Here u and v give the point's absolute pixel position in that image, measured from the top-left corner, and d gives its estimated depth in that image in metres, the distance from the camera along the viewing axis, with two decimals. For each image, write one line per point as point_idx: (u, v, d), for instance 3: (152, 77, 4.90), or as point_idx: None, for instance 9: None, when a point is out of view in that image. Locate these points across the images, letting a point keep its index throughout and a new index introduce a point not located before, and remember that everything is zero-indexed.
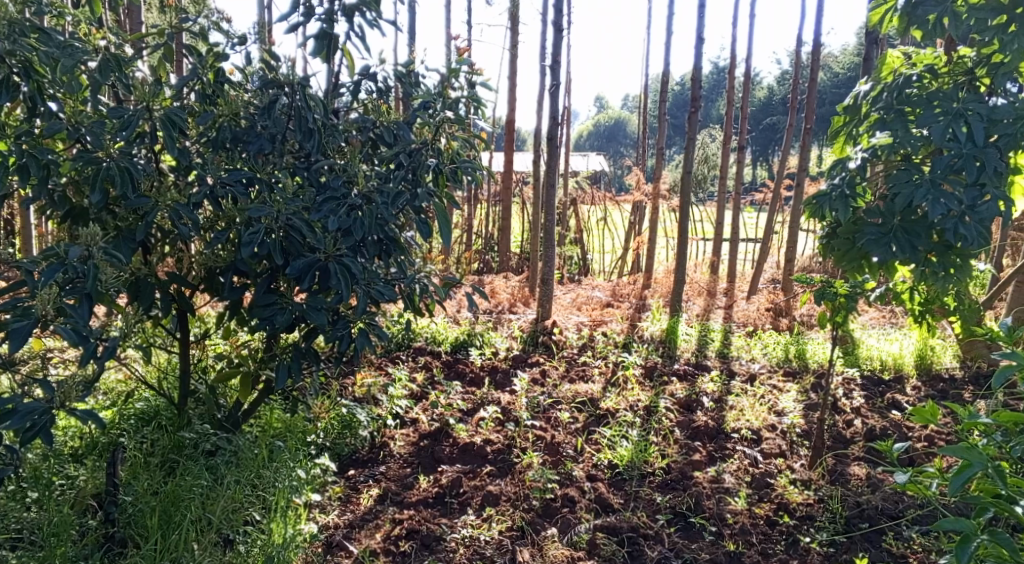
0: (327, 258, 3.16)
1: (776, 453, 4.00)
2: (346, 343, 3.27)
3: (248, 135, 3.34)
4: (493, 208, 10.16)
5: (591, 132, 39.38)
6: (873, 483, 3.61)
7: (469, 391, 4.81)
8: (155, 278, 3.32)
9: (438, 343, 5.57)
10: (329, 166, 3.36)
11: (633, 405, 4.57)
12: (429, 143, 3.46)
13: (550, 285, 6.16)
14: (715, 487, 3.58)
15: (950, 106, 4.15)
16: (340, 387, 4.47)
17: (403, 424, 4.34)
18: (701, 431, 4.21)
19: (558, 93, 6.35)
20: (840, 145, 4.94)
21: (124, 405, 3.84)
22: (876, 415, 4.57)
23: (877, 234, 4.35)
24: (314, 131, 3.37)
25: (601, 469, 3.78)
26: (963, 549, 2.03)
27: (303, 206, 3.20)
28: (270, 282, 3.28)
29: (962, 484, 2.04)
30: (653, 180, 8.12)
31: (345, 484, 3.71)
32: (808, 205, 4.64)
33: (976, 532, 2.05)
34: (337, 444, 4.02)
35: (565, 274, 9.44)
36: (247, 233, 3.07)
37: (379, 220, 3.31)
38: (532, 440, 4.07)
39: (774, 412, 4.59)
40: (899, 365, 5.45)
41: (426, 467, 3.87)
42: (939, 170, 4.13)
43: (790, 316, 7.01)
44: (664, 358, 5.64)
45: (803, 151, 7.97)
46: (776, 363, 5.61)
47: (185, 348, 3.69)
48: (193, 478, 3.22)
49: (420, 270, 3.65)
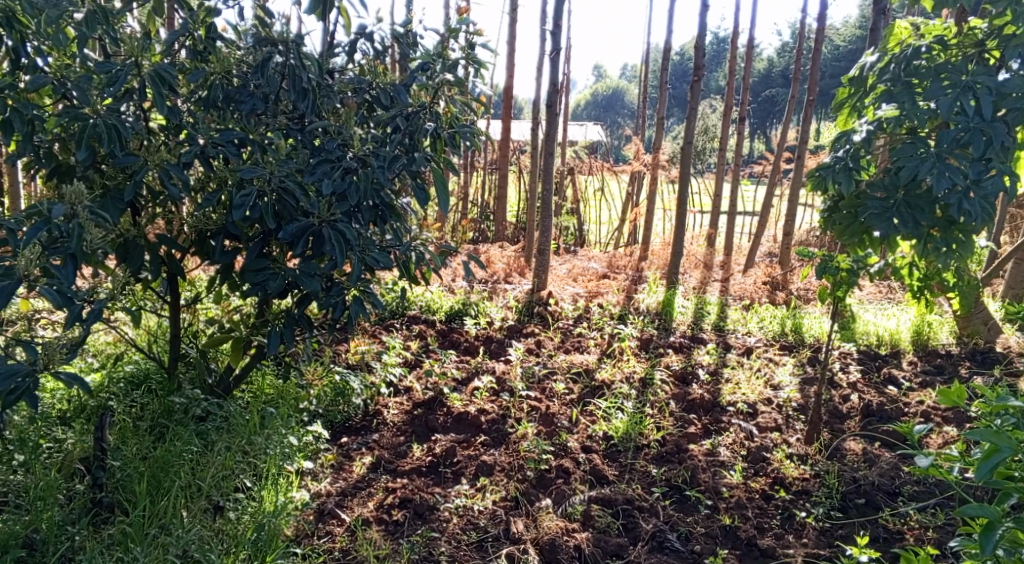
0: (320, 223, 3.08)
1: (773, 427, 3.97)
2: (340, 311, 3.20)
3: (240, 94, 3.25)
4: (490, 176, 10.04)
5: (588, 102, 39.01)
6: (869, 459, 3.59)
7: (464, 360, 4.77)
8: (145, 239, 3.24)
9: (433, 312, 5.51)
10: (324, 127, 3.27)
11: (629, 376, 4.53)
12: (427, 106, 3.36)
13: (547, 255, 6.10)
14: (711, 460, 3.56)
15: (959, 79, 4.08)
16: (333, 354, 4.41)
17: (397, 392, 4.30)
18: (697, 404, 4.19)
19: (558, 59, 6.22)
20: (844, 116, 4.86)
21: (114, 367, 3.78)
22: (872, 391, 4.55)
23: (879, 207, 4.29)
24: (308, 91, 3.28)
25: (596, 441, 3.75)
26: (988, 539, 1.87)
27: (297, 169, 3.12)
28: (263, 247, 3.20)
29: (989, 471, 1.88)
30: (652, 151, 8.00)
31: (338, 451, 3.67)
32: (811, 176, 4.57)
33: (1000, 519, 1.90)
34: (330, 412, 3.98)
35: (561, 244, 9.37)
36: (239, 195, 2.99)
37: (375, 185, 3.23)
38: (527, 410, 4.03)
39: (770, 386, 4.57)
40: (895, 340, 5.43)
41: (420, 436, 3.84)
42: (944, 143, 4.08)
43: (787, 290, 6.97)
44: (660, 330, 5.60)
45: (805, 124, 7.86)
46: (772, 336, 5.58)
47: (176, 312, 3.62)
48: (182, 444, 3.18)
49: (416, 237, 3.57)
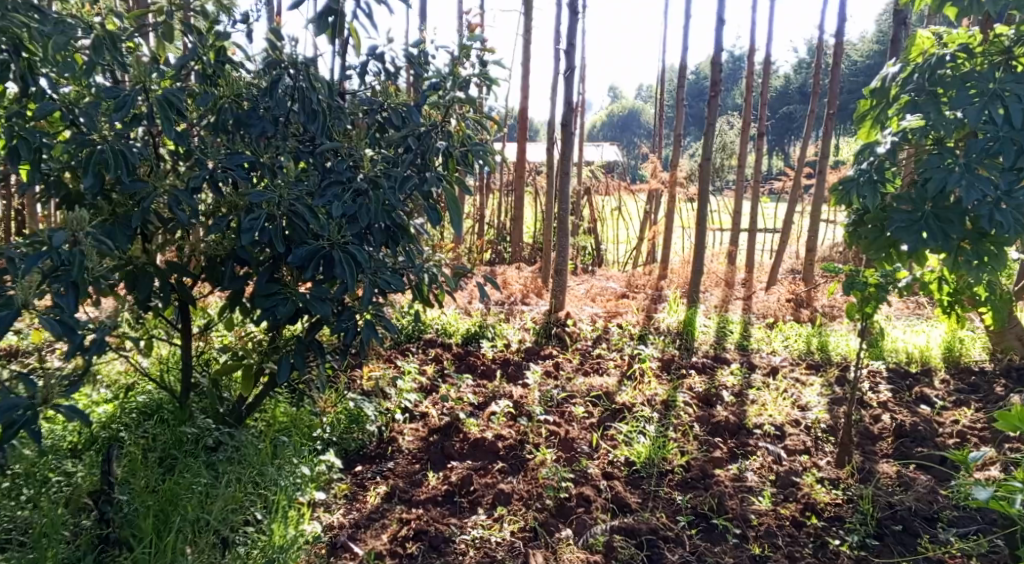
0: (331, 246, 3.00)
1: (801, 450, 3.83)
2: (352, 336, 3.12)
3: (250, 117, 3.19)
4: (506, 197, 9.99)
5: (604, 123, 39.04)
6: (905, 482, 3.42)
7: (481, 384, 4.67)
8: (154, 267, 3.19)
9: (450, 335, 5.43)
10: (334, 148, 3.22)
11: (651, 399, 4.41)
12: (439, 125, 3.30)
13: (564, 275, 6.00)
14: (738, 486, 3.42)
15: (986, 87, 3.97)
16: (348, 381, 4.33)
17: (412, 419, 4.21)
18: (722, 427, 4.05)
19: (573, 78, 6.17)
20: (866, 129, 4.76)
21: (126, 398, 3.72)
22: (904, 410, 4.39)
23: (906, 220, 4.16)
24: (319, 112, 3.24)
25: (618, 467, 3.62)
26: None
27: (307, 191, 3.07)
28: (273, 273, 3.14)
29: None
30: (670, 168, 7.90)
31: (352, 481, 3.58)
32: (834, 190, 4.46)
33: None
34: (344, 440, 3.89)
35: (579, 265, 9.27)
36: (247, 219, 2.93)
37: (387, 206, 3.16)
38: (546, 435, 3.92)
39: (797, 407, 4.42)
40: (925, 358, 5.26)
41: (436, 463, 3.74)
42: (974, 153, 3.97)
43: (811, 307, 6.82)
44: (681, 350, 5.48)
45: (825, 138, 7.72)
46: (797, 355, 5.43)
47: (187, 340, 3.56)
48: (192, 476, 3.12)
49: (429, 258, 3.49)
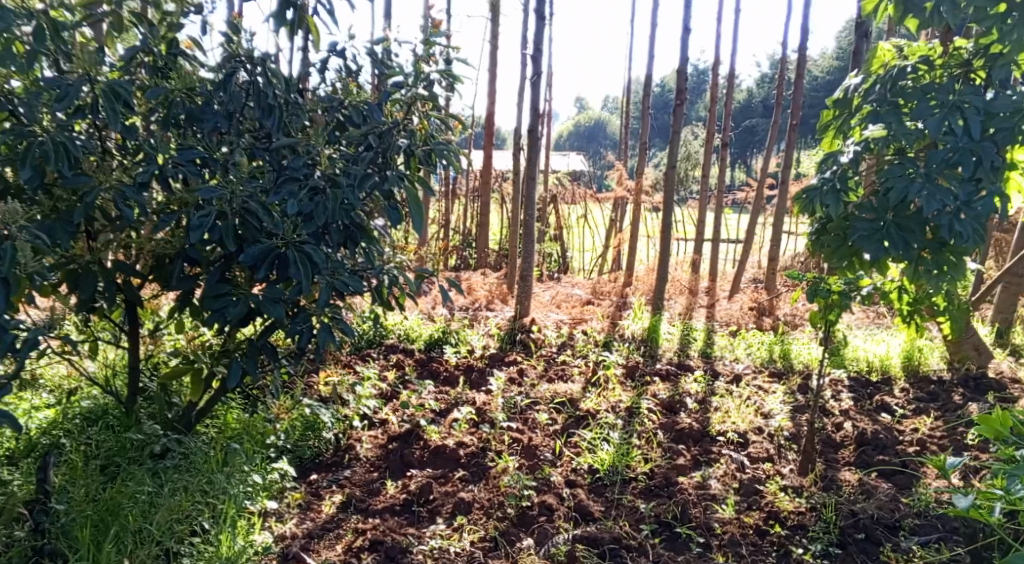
0: (284, 245, 2.91)
1: (764, 457, 3.81)
2: (307, 339, 3.02)
3: (203, 111, 3.08)
4: (471, 203, 9.92)
5: (571, 132, 39.22)
6: (866, 490, 3.42)
7: (443, 391, 4.57)
8: (99, 265, 3.06)
9: (412, 341, 5.32)
10: (290, 144, 3.12)
11: (614, 406, 4.36)
12: (400, 122, 3.22)
13: (529, 281, 5.94)
14: (702, 494, 3.38)
15: (946, 99, 4.02)
16: (305, 386, 4.21)
17: (371, 426, 4.10)
18: (685, 435, 4.01)
19: (539, 84, 6.12)
20: (829, 138, 4.77)
21: (69, 403, 3.56)
22: (865, 418, 4.41)
23: (867, 229, 4.19)
24: (274, 107, 3.13)
25: (581, 475, 3.56)
26: None
27: (261, 188, 2.96)
28: (224, 272, 3.03)
29: None
30: (635, 177, 7.89)
31: (306, 490, 3.47)
32: (797, 199, 4.48)
33: None
34: (299, 448, 3.77)
35: (544, 271, 9.23)
36: (197, 216, 2.82)
37: (345, 205, 3.07)
38: (508, 442, 3.85)
39: (761, 414, 4.41)
40: (886, 366, 5.31)
41: (394, 471, 3.64)
42: (934, 164, 3.97)
43: (774, 315, 6.86)
44: (645, 357, 5.45)
45: (788, 149, 7.79)
46: (760, 363, 5.44)
47: (135, 343, 3.43)
48: (136, 485, 2.98)
49: (390, 259, 3.40)
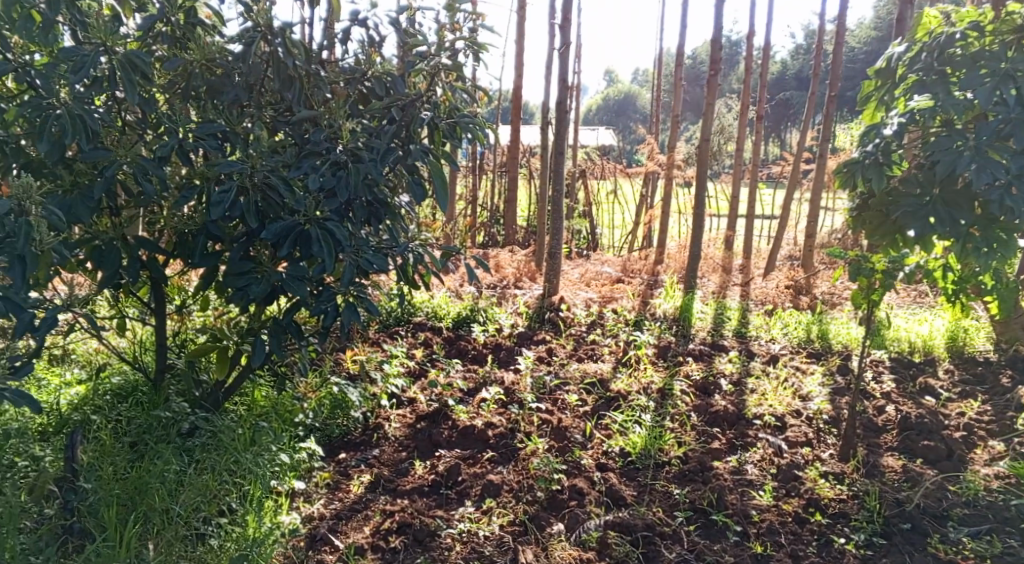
0: (307, 222, 2.83)
1: (803, 441, 3.69)
2: (331, 318, 2.94)
3: (224, 84, 3.02)
4: (500, 179, 9.79)
5: (600, 107, 38.73)
6: (911, 478, 3.29)
7: (471, 370, 4.50)
8: (122, 242, 3.02)
9: (440, 318, 5.25)
10: (312, 117, 3.04)
11: (646, 387, 4.25)
12: (423, 94, 3.11)
13: (558, 259, 5.82)
14: (738, 480, 3.27)
15: (998, 67, 3.81)
16: (331, 364, 4.16)
17: (399, 405, 4.04)
18: (720, 417, 3.90)
19: (568, 55, 5.96)
20: (870, 111, 4.61)
21: (98, 380, 3.55)
22: (908, 401, 4.25)
23: (915, 204, 4.03)
24: (295, 78, 3.06)
25: (612, 458, 3.46)
26: None
27: (282, 163, 2.89)
28: (248, 249, 2.96)
29: None
30: (667, 151, 7.67)
31: (335, 469, 3.41)
32: (838, 171, 4.25)
33: None
34: (327, 427, 3.72)
35: (574, 248, 9.10)
36: (217, 192, 2.75)
37: (369, 180, 2.98)
38: (538, 423, 3.76)
39: (798, 397, 4.27)
40: (929, 347, 5.12)
41: (423, 452, 3.58)
42: (984, 135, 3.78)
43: (810, 293, 6.67)
44: (677, 337, 5.32)
45: (827, 123, 7.53)
46: (796, 343, 5.28)
47: (160, 320, 3.39)
48: (163, 463, 2.95)
49: (415, 237, 3.31)
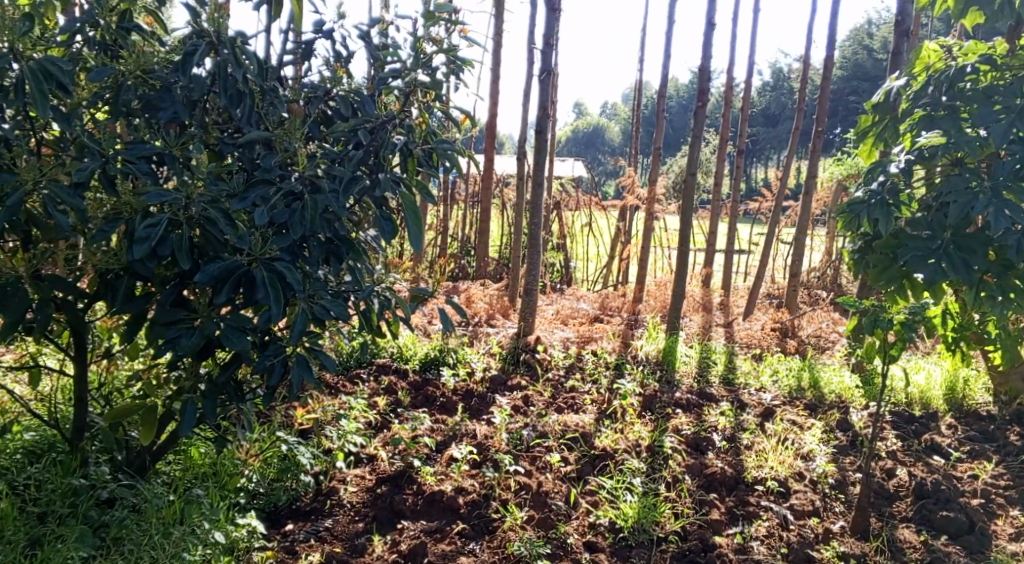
0: (252, 263, 2.39)
1: (810, 512, 3.33)
2: (278, 376, 2.47)
3: (162, 99, 2.59)
4: (471, 209, 9.37)
5: (571, 138, 38.73)
6: (936, 559, 3.01)
7: (440, 421, 4.06)
8: (31, 280, 2.54)
9: (406, 360, 4.80)
10: (264, 139, 2.60)
11: (635, 444, 3.83)
12: (396, 116, 2.70)
13: (534, 296, 5.41)
14: (745, 561, 2.93)
15: (1014, 103, 3.47)
16: (281, 418, 3.67)
17: (358, 463, 3.59)
18: (717, 481, 3.52)
19: (549, 82, 5.62)
20: (867, 148, 4.30)
21: (6, 436, 3.02)
22: (914, 461, 3.93)
23: (921, 250, 3.64)
24: (245, 94, 2.63)
25: (601, 533, 3.07)
26: None
27: (225, 193, 2.45)
28: (181, 293, 2.49)
29: None
30: (647, 184, 7.31)
31: (279, 546, 2.97)
32: (841, 213, 3.94)
33: None
34: (271, 493, 3.26)
35: (548, 282, 8.71)
36: (143, 226, 2.29)
37: (328, 214, 2.54)
38: (515, 489, 3.34)
39: (799, 456, 3.89)
40: (927, 398, 4.78)
41: (383, 523, 3.15)
42: (1001, 176, 3.45)
43: (796, 337, 6.37)
44: (662, 383, 4.94)
45: (813, 159, 7.28)
46: (788, 392, 4.94)
47: (81, 370, 2.90)
48: (70, 551, 2.48)
49: (381, 278, 2.88)
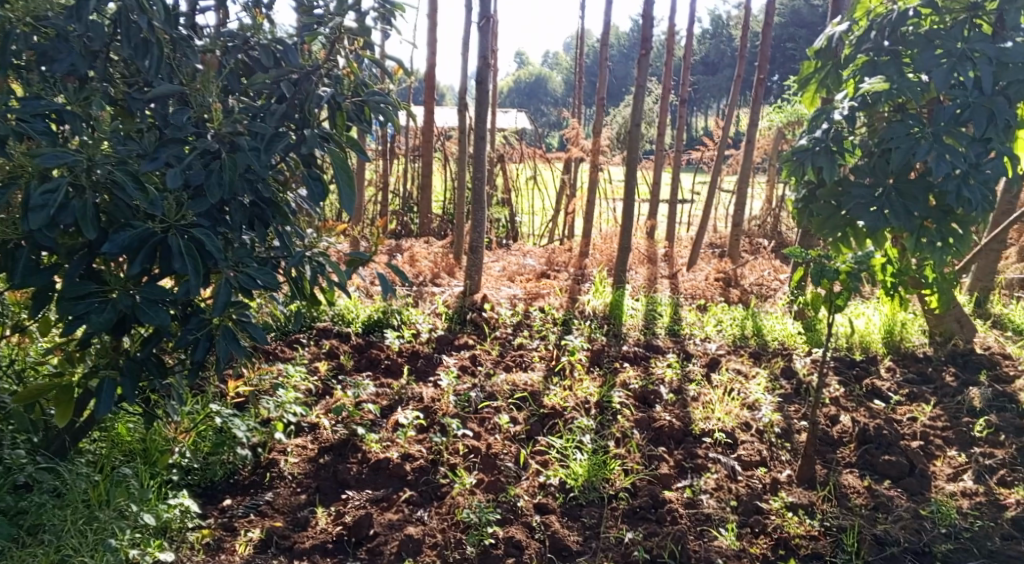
0: (166, 230, 2.21)
1: (758, 462, 3.35)
2: (203, 352, 2.35)
3: (57, 49, 2.35)
4: (412, 163, 9.12)
5: (512, 89, 38.21)
6: (882, 504, 3.05)
7: (384, 384, 3.94)
8: None
9: (348, 323, 4.65)
10: (176, 93, 2.39)
11: (583, 401, 3.78)
12: (322, 67, 2.52)
13: (479, 253, 5.28)
14: (695, 516, 2.93)
15: (954, 47, 3.42)
16: (216, 388, 3.50)
17: (300, 432, 3.46)
18: (665, 435, 3.51)
19: (488, 30, 5.41)
20: (810, 95, 4.26)
21: None
22: (857, 406, 3.99)
23: (865, 197, 3.65)
24: (151, 43, 2.41)
25: (551, 494, 3.03)
26: None
27: (134, 153, 2.25)
28: (90, 264, 2.30)
29: None
30: (592, 135, 7.17)
31: (217, 523, 2.86)
32: (786, 161, 3.90)
33: None
34: (208, 467, 3.10)
35: (493, 238, 8.58)
36: (39, 191, 2.08)
37: (251, 175, 2.36)
38: (464, 453, 3.27)
39: (745, 406, 3.90)
40: (865, 343, 4.84)
41: (326, 494, 3.05)
42: (942, 121, 3.43)
43: (739, 287, 6.41)
44: (609, 337, 4.90)
45: (755, 107, 7.25)
46: (732, 341, 4.95)
47: None
48: None
49: (313, 241, 2.72)
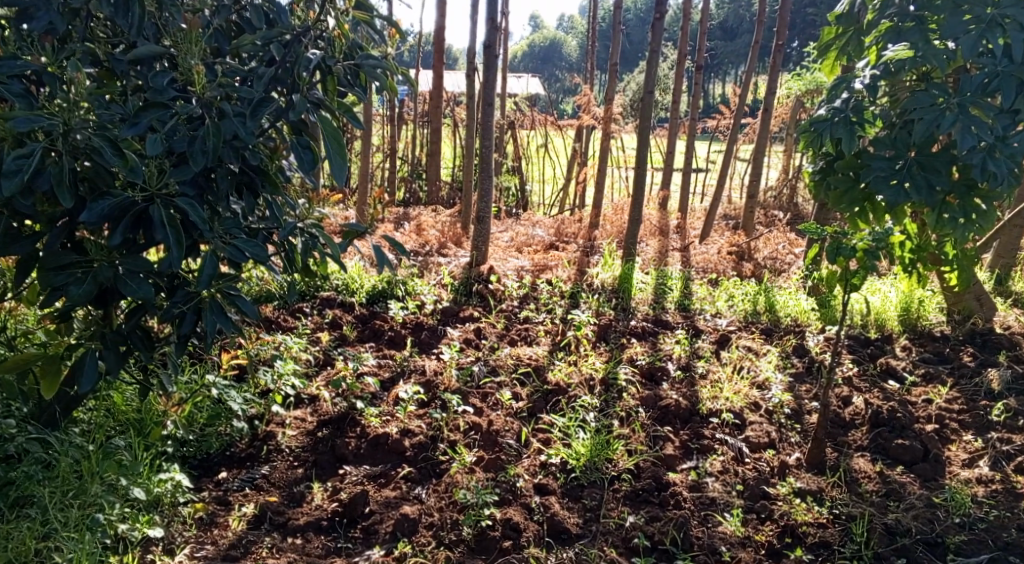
0: (149, 198, 2.13)
1: (766, 444, 3.26)
2: (190, 326, 2.30)
3: (35, 7, 2.26)
4: (422, 130, 8.95)
5: (528, 54, 37.61)
6: (893, 491, 2.96)
7: (385, 356, 3.87)
8: None
9: (352, 293, 4.55)
10: (158, 54, 2.29)
11: (588, 378, 3.68)
12: (311, 27, 2.39)
13: (486, 223, 5.16)
14: (699, 500, 2.86)
15: (984, 13, 3.25)
16: (213, 359, 3.44)
17: (298, 404, 3.40)
18: (671, 414, 3.42)
19: None
20: (829, 63, 4.05)
21: None
22: (871, 387, 3.87)
23: (885, 170, 3.45)
24: (132, 1, 2.30)
25: (552, 474, 2.95)
26: None
27: (113, 117, 2.15)
28: (71, 234, 2.21)
29: None
30: (604, 102, 6.96)
31: (212, 497, 2.81)
32: (803, 133, 3.69)
33: None
34: (204, 440, 3.05)
35: (503, 207, 8.44)
36: (14, 156, 1.99)
37: (236, 141, 2.26)
38: (464, 430, 3.19)
39: (755, 386, 3.80)
40: (881, 320, 4.70)
41: (323, 469, 2.99)
42: (969, 91, 3.26)
43: (752, 261, 6.26)
44: (617, 311, 4.79)
45: (773, 74, 7.01)
46: (743, 317, 4.83)
47: None
48: None
49: (305, 212, 2.62)
